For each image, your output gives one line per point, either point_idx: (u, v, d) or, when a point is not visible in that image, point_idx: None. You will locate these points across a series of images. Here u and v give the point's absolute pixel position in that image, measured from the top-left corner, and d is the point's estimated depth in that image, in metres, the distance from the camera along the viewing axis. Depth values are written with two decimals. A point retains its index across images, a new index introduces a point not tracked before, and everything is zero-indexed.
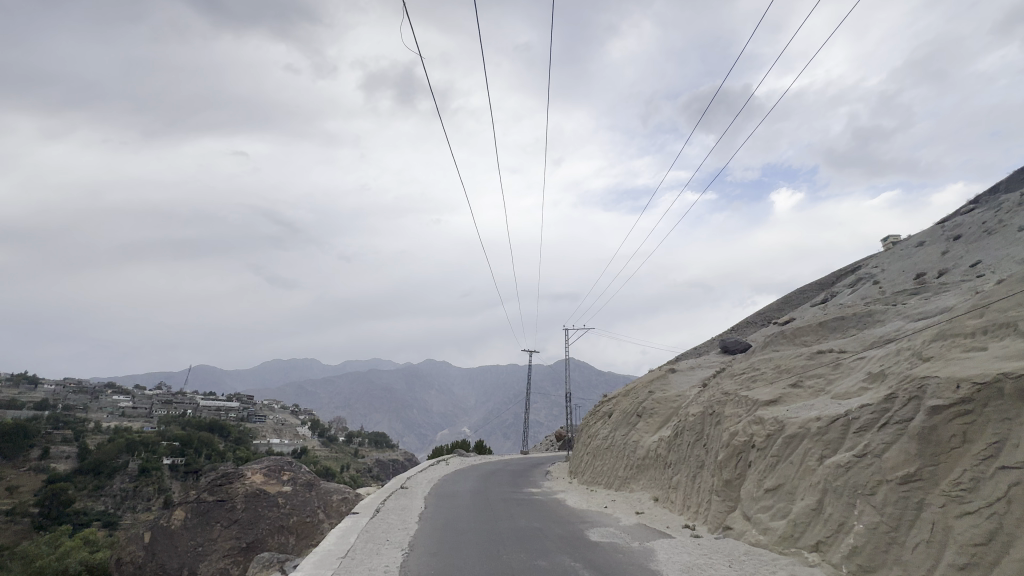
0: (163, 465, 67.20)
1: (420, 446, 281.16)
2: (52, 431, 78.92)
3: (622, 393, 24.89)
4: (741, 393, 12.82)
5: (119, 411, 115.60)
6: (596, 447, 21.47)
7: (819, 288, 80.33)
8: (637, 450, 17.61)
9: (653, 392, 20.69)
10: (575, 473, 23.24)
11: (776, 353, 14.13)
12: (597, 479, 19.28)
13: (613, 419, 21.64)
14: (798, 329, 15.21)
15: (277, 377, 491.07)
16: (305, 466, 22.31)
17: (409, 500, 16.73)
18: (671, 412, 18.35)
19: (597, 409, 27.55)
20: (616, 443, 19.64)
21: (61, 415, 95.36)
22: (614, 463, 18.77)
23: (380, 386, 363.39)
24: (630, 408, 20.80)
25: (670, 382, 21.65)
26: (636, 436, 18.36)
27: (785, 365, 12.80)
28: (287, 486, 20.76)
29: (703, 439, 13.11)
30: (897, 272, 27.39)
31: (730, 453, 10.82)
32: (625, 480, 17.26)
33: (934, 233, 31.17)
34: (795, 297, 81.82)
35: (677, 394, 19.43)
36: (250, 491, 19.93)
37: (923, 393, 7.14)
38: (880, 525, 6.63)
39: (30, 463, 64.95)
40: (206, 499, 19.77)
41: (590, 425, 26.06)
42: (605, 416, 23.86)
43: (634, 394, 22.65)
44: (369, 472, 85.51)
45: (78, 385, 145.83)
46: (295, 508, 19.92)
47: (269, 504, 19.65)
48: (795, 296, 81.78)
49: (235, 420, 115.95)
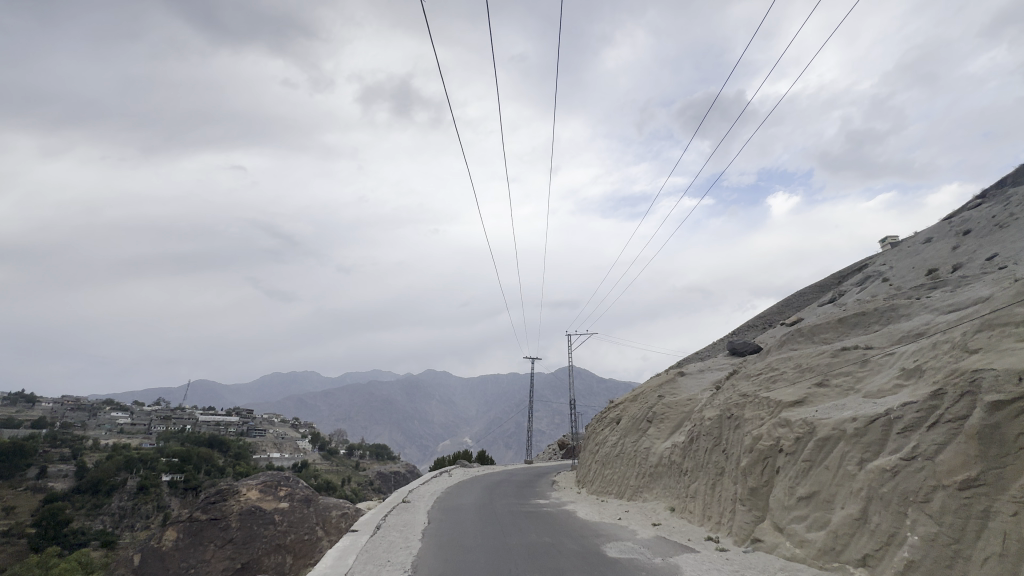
0: (162, 481, 65.97)
1: (422, 457, 278.78)
2: (50, 449, 77.60)
3: (629, 399, 24.14)
4: (761, 395, 12.12)
5: (118, 428, 114.13)
6: (604, 454, 20.69)
7: (820, 290, 80.04)
8: (649, 457, 16.84)
9: (662, 397, 19.97)
10: (582, 483, 22.43)
11: (794, 352, 13.44)
12: (607, 488, 18.49)
13: (621, 426, 20.92)
14: (816, 326, 14.53)
15: (277, 391, 488.22)
16: (303, 481, 21.49)
17: (412, 515, 15.90)
18: (683, 417, 17.65)
19: (604, 416, 26.75)
20: (625, 450, 18.87)
21: (59, 433, 94.07)
22: (625, 471, 17.98)
23: (381, 398, 360.74)
24: (640, 414, 20.03)
25: (679, 386, 20.91)
26: (647, 442, 17.62)
27: (806, 363, 12.12)
28: (284, 502, 19.96)
29: (721, 445, 12.39)
30: (907, 269, 26.78)
31: (755, 459, 10.08)
32: (637, 489, 16.49)
33: (941, 229, 30.67)
34: (796, 300, 81.37)
35: (688, 398, 18.67)
36: (246, 509, 19.14)
37: (978, 389, 6.47)
38: (939, 536, 5.93)
39: (28, 482, 63.68)
40: (199, 518, 19.01)
41: (596, 432, 25.28)
42: (613, 422, 23.12)
43: (643, 399, 21.90)
44: (370, 485, 84.08)
45: (78, 402, 144.51)
46: (292, 525, 19.08)
47: (264, 522, 18.85)
48: (795, 299, 81.29)
49: (234, 435, 114.56)
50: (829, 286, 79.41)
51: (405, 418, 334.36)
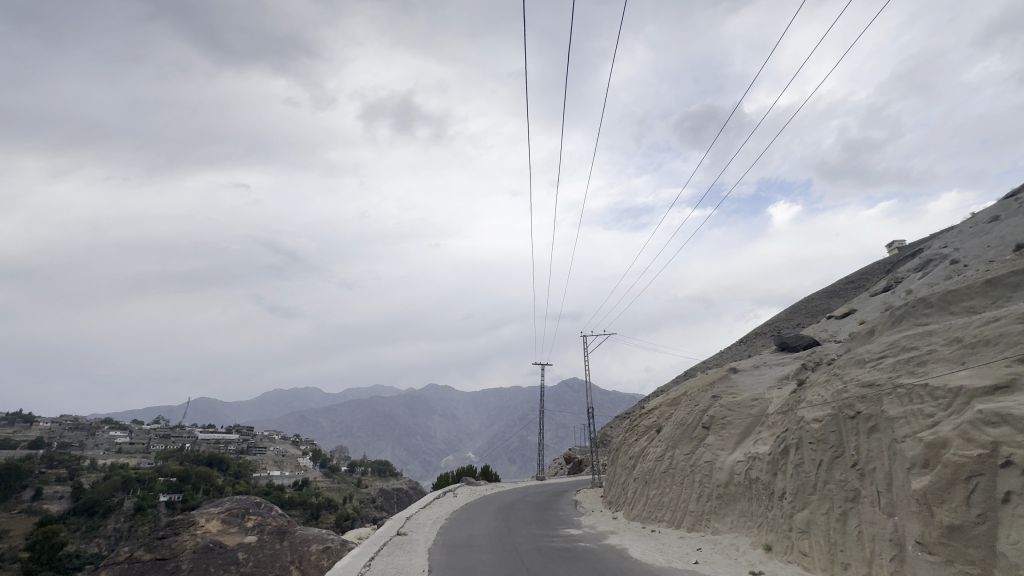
0: (159, 502, 61.87)
1: (424, 474, 272.17)
2: (46, 470, 73.44)
3: (669, 402, 20.30)
4: (905, 384, 8.42)
5: (116, 447, 109.67)
6: (644, 471, 16.84)
7: (829, 295, 77.28)
8: (717, 475, 12.99)
9: (718, 397, 16.12)
10: (615, 506, 18.59)
11: (934, 326, 9.68)
12: (655, 512, 14.68)
13: (664, 435, 17.02)
14: (948, 294, 10.83)
15: (277, 408, 481.43)
16: (278, 509, 17.54)
17: (407, 558, 12.03)
18: (755, 422, 13.89)
19: (635, 423, 22.94)
20: (676, 464, 15.03)
21: (56, 454, 89.48)
22: (678, 493, 14.09)
23: (383, 413, 354.36)
24: (689, 419, 16.13)
25: (736, 383, 17.06)
26: (709, 455, 13.80)
27: (973, 335, 8.38)
28: (251, 536, 16.12)
29: (849, 458, 8.65)
30: (981, 249, 23.14)
31: (945, 480, 6.35)
32: (701, 516, 12.65)
33: (1008, 206, 27.16)
34: (805, 306, 78.52)
35: (755, 399, 14.89)
36: (200, 546, 15.41)
37: None
38: None
39: (22, 505, 59.16)
40: (143, 558, 15.23)
41: (628, 443, 21.32)
42: (651, 430, 19.20)
43: (688, 400, 18.05)
44: (373, 504, 79.37)
45: (76, 422, 139.91)
46: (260, 565, 15.18)
47: (224, 563, 15.12)
48: (805, 305, 78.53)
49: (233, 453, 110.09)
50: (840, 290, 76.52)
51: (407, 434, 327.81)
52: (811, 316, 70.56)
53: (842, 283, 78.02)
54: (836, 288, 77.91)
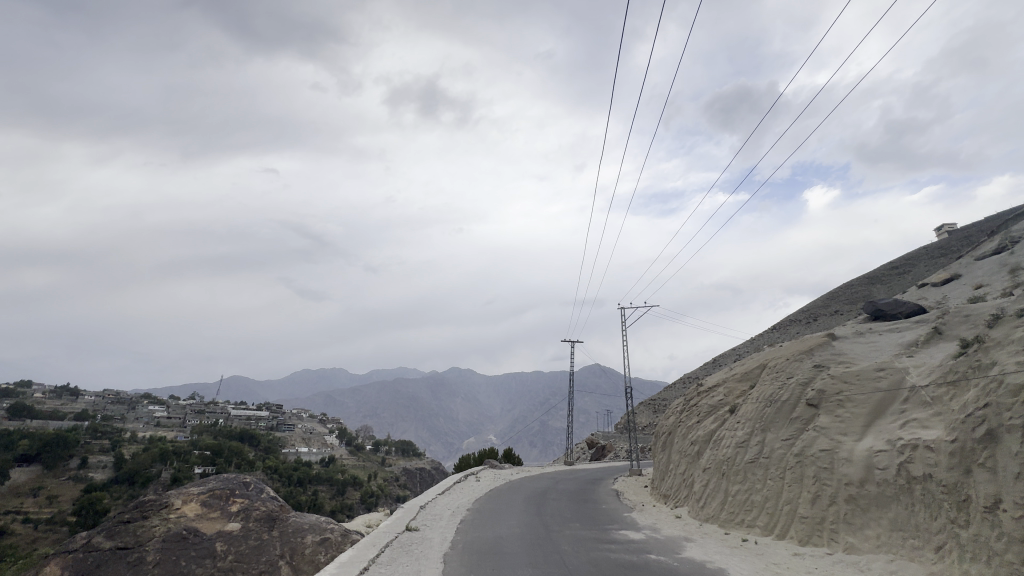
0: (195, 474, 61.82)
1: (448, 454, 275.58)
2: (91, 440, 74.92)
3: (738, 377, 16.51)
4: None
5: (154, 421, 111.75)
6: (718, 461, 13.22)
7: (870, 281, 71.08)
8: (841, 470, 9.34)
9: (824, 368, 12.25)
10: (673, 503, 15.02)
11: None
12: (743, 514, 11.07)
13: (744, 416, 13.37)
14: None
15: (305, 388, 493.78)
16: (269, 492, 14.81)
17: (417, 570, 8.72)
18: (890, 398, 10.09)
19: (693, 404, 19.31)
20: (771, 454, 11.33)
21: (99, 426, 91.02)
22: (779, 491, 10.46)
23: (407, 395, 358.63)
24: (782, 395, 12.37)
25: (842, 351, 13.16)
26: (829, 442, 10.06)
27: None
28: (234, 523, 13.36)
29: None
30: None
31: None
32: (822, 526, 9.06)
33: None
34: (843, 293, 72.65)
35: (880, 367, 11.06)
36: (173, 534, 12.69)
37: None
38: None
39: (69, 472, 59.48)
40: (102, 547, 12.48)
41: (686, 427, 17.63)
42: (720, 411, 15.50)
43: (772, 373, 14.22)
44: (396, 482, 78.18)
45: (118, 397, 144.04)
46: (241, 559, 12.47)
47: (198, 556, 12.31)
48: (843, 291, 72.83)
49: (264, 429, 111.09)
50: (882, 276, 70.30)
51: (431, 416, 330.87)
52: (852, 303, 64.99)
53: (885, 269, 71.71)
54: (879, 273, 71.95)
